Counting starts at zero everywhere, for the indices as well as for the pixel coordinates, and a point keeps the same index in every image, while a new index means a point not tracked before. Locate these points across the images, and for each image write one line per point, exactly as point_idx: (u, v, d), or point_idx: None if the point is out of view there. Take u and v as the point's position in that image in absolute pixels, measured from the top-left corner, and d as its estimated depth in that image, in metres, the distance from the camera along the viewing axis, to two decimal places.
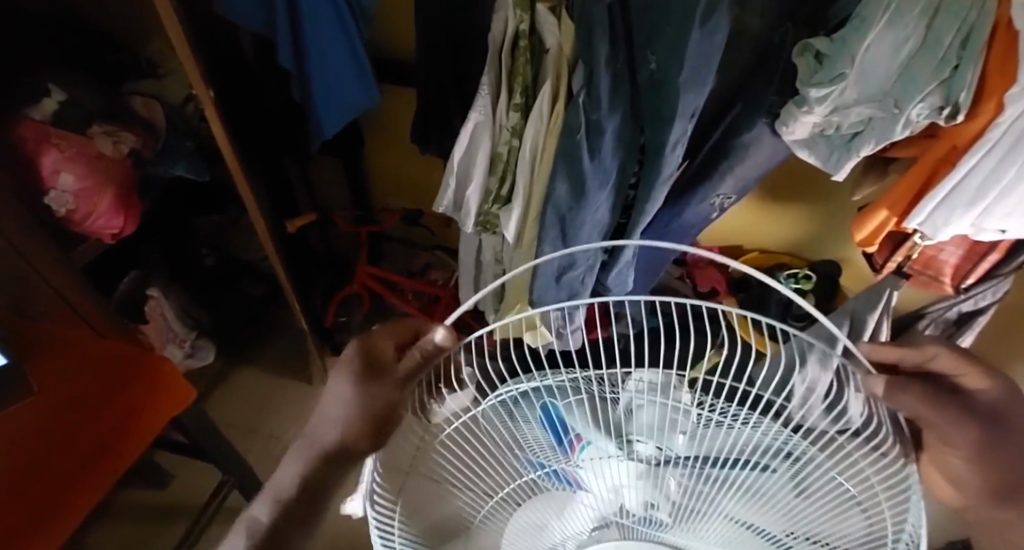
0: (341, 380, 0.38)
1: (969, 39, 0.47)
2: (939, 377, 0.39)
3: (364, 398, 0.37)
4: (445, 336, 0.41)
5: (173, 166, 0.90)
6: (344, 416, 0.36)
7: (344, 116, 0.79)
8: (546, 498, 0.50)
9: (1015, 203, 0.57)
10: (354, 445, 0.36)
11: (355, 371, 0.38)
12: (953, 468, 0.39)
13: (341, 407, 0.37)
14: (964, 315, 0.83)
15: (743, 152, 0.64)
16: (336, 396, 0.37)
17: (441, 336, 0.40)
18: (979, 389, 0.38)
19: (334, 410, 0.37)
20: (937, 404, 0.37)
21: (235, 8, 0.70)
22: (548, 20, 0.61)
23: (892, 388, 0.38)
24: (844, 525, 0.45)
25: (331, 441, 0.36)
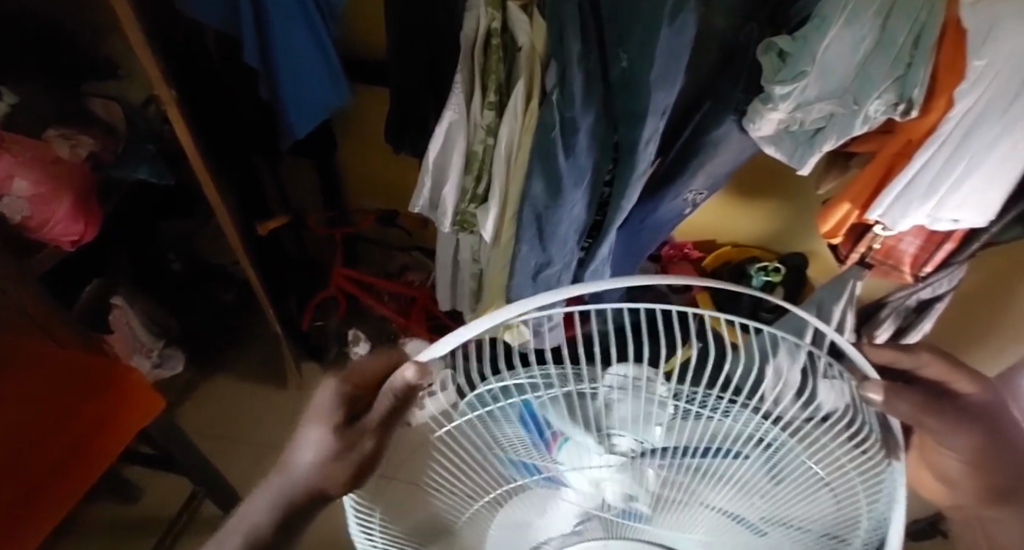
0: (310, 416, 0.32)
1: (921, 37, 0.50)
2: (929, 384, 0.35)
3: (335, 452, 0.31)
4: (417, 371, 0.29)
5: (135, 170, 0.86)
6: (312, 464, 0.31)
7: (314, 115, 0.78)
8: (529, 499, 0.52)
9: (966, 195, 0.61)
10: (323, 487, 0.31)
11: (326, 420, 0.31)
12: (943, 466, 0.38)
13: (306, 458, 0.31)
14: (924, 302, 0.88)
15: (712, 149, 0.65)
16: (304, 444, 0.31)
17: (411, 374, 0.29)
18: (974, 392, 0.34)
19: (303, 457, 0.31)
20: (939, 414, 0.32)
21: (198, 5, 0.68)
22: (520, 18, 0.61)
23: (886, 395, 0.32)
24: (814, 507, 0.48)
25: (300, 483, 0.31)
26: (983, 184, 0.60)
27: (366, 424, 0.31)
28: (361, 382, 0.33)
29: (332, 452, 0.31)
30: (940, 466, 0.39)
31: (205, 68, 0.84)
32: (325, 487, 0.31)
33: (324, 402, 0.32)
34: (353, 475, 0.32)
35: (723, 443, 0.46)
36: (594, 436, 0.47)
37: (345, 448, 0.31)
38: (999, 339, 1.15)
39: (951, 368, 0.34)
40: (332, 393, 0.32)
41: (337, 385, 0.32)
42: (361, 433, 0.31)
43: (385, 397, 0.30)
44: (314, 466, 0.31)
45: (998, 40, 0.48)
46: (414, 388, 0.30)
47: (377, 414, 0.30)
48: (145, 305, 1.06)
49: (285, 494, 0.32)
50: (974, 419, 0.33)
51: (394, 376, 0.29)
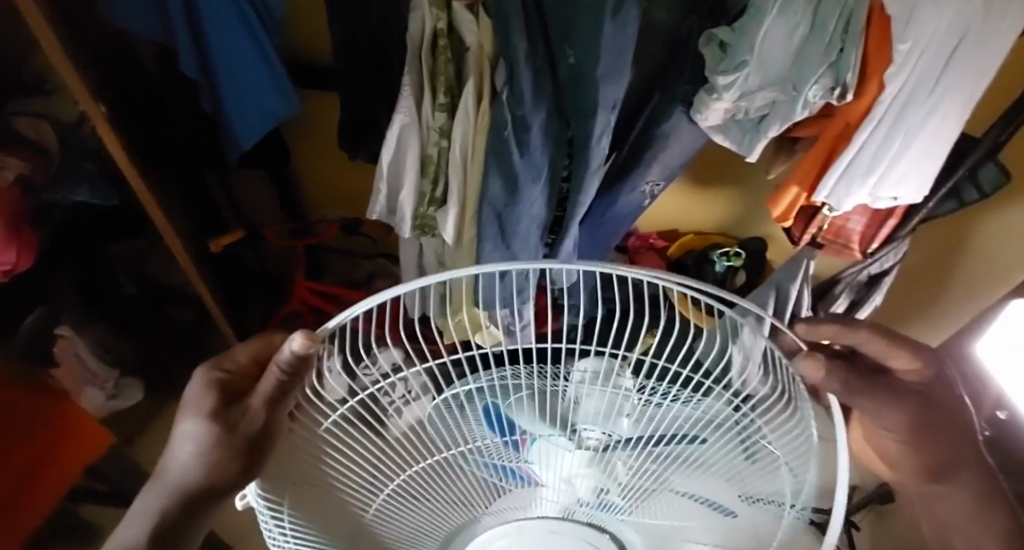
0: (186, 408, 0.33)
1: (851, 21, 0.52)
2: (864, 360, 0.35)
3: (217, 442, 0.32)
4: (304, 341, 0.30)
5: (72, 191, 0.82)
6: (195, 459, 0.32)
7: (262, 124, 0.75)
8: (511, 497, 0.50)
9: (903, 169, 0.64)
10: (216, 477, 0.33)
11: (200, 414, 0.33)
12: (884, 448, 0.37)
13: (189, 455, 0.33)
14: (875, 276, 0.91)
15: (664, 141, 0.67)
16: (182, 442, 0.33)
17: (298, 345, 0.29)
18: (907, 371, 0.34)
19: (184, 453, 0.33)
20: (870, 393, 0.33)
21: (123, 15, 0.65)
22: (466, 18, 0.61)
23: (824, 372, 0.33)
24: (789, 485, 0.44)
25: (187, 479, 0.33)
26: (916, 159, 0.63)
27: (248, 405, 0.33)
28: (238, 366, 0.36)
29: (211, 438, 0.32)
30: (880, 449, 0.37)
31: (144, 81, 0.82)
32: (218, 475, 0.33)
33: (194, 400, 0.33)
34: (237, 456, 0.33)
35: (687, 429, 0.47)
36: (565, 434, 0.48)
37: (219, 433, 0.32)
38: (943, 308, 1.20)
39: None
40: (202, 382, 0.34)
41: (211, 376, 0.34)
42: (242, 413, 0.33)
43: (271, 372, 0.31)
44: (199, 460, 0.33)
45: (921, 20, 0.50)
46: (303, 355, 0.31)
47: (260, 391, 0.33)
48: (98, 333, 1.01)
49: (166, 495, 0.33)
50: (901, 397, 0.34)
51: (283, 346, 0.30)
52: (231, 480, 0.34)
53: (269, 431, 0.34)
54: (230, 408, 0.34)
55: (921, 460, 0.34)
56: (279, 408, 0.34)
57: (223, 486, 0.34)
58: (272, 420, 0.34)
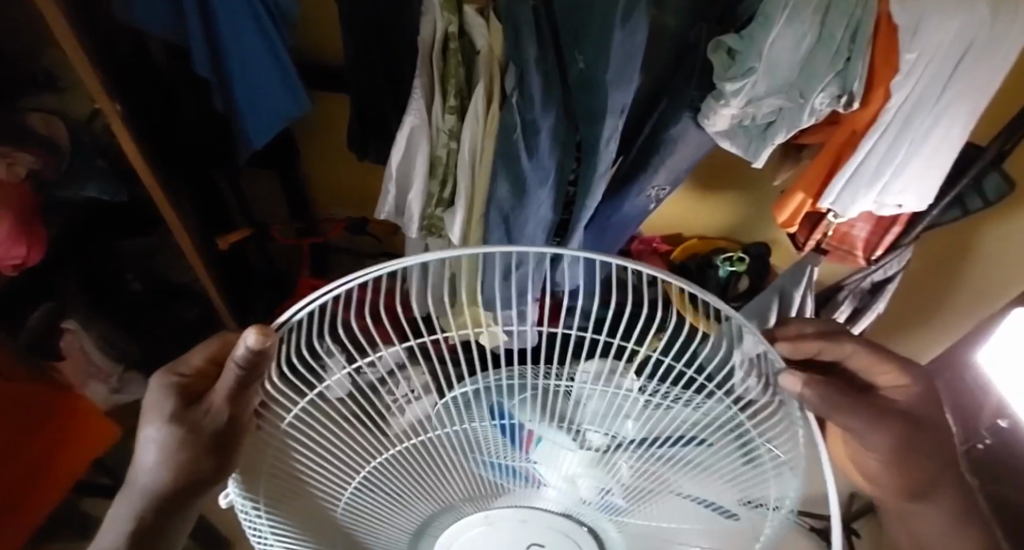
0: (146, 414, 0.33)
1: (857, 32, 0.53)
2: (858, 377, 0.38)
3: (176, 447, 0.32)
4: (259, 335, 0.26)
5: (83, 188, 0.84)
6: (159, 466, 0.32)
7: (272, 124, 0.76)
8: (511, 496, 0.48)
9: (908, 178, 0.65)
10: (185, 479, 0.33)
11: (163, 421, 0.32)
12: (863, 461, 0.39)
13: (152, 463, 0.32)
14: (877, 284, 0.92)
15: (672, 145, 0.67)
16: (146, 449, 0.32)
17: (253, 338, 0.26)
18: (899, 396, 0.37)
19: (150, 461, 0.32)
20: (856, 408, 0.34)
21: (139, 13, 0.66)
22: (477, 21, 0.63)
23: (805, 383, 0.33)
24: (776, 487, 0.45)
25: (152, 484, 0.33)
26: (921, 168, 0.64)
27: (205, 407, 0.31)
28: (195, 367, 0.35)
29: (174, 440, 0.32)
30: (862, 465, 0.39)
31: (152, 77, 0.82)
32: (185, 477, 0.33)
33: (163, 406, 0.33)
34: (206, 453, 0.32)
35: (690, 431, 0.45)
36: (568, 433, 0.45)
37: (179, 434, 0.32)
38: (947, 315, 1.20)
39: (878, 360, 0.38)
40: (161, 388, 0.34)
41: (171, 379, 0.34)
42: (203, 412, 0.32)
43: (228, 368, 0.28)
44: (161, 467, 0.32)
45: (927, 31, 0.52)
46: (262, 354, 0.27)
47: (218, 390, 0.30)
48: (106, 327, 0.99)
49: (142, 500, 0.33)
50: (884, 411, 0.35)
51: (238, 344, 0.27)
52: (202, 481, 0.33)
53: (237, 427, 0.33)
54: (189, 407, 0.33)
55: (902, 477, 0.35)
56: (240, 405, 0.31)
57: (203, 481, 0.33)
58: (234, 419, 0.32)
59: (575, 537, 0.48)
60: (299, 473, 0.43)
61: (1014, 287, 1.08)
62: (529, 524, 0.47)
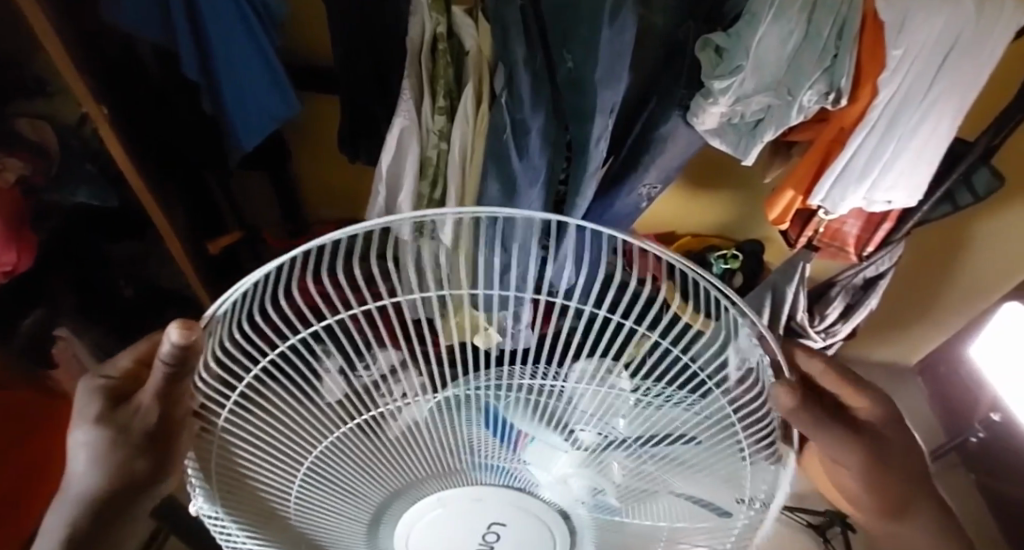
0: (76, 420, 0.27)
1: (843, 30, 0.53)
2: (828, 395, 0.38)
3: (107, 450, 0.26)
4: (182, 332, 0.25)
5: (73, 193, 0.84)
6: (90, 476, 0.27)
7: (264, 127, 0.75)
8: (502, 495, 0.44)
9: (897, 174, 0.65)
10: (121, 488, 0.28)
11: (86, 424, 0.27)
12: (843, 484, 0.39)
13: (80, 473, 0.27)
14: (869, 280, 0.92)
15: (661, 145, 0.66)
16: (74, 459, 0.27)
17: (177, 335, 0.24)
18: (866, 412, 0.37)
19: (77, 472, 0.27)
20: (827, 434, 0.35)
21: (126, 16, 0.66)
22: (466, 22, 0.63)
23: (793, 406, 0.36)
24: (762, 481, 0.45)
25: (84, 493, 0.27)
26: (910, 164, 0.64)
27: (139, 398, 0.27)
28: (123, 369, 0.30)
29: (103, 445, 0.26)
30: (840, 485, 0.40)
31: (141, 81, 0.82)
32: (119, 484, 0.27)
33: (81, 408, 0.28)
34: (140, 453, 0.27)
35: (680, 430, 0.44)
36: (558, 432, 0.44)
37: (105, 433, 0.26)
38: (935, 314, 1.23)
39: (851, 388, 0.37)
40: (88, 393, 0.28)
41: (97, 383, 0.29)
42: (132, 413, 0.27)
43: (153, 366, 0.26)
44: (92, 477, 0.27)
45: (912, 29, 0.52)
46: (186, 351, 0.26)
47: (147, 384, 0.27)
48: (100, 335, 0.98)
49: (71, 512, 0.27)
50: (857, 436, 0.36)
51: (163, 341, 0.25)
52: (131, 489, 0.28)
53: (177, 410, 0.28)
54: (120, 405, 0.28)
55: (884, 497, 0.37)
56: (176, 402, 0.28)
57: (137, 488, 0.28)
58: (172, 401, 0.28)
59: (544, 516, 0.45)
60: (242, 469, 0.40)
61: (1002, 286, 1.13)
62: (484, 502, 0.44)
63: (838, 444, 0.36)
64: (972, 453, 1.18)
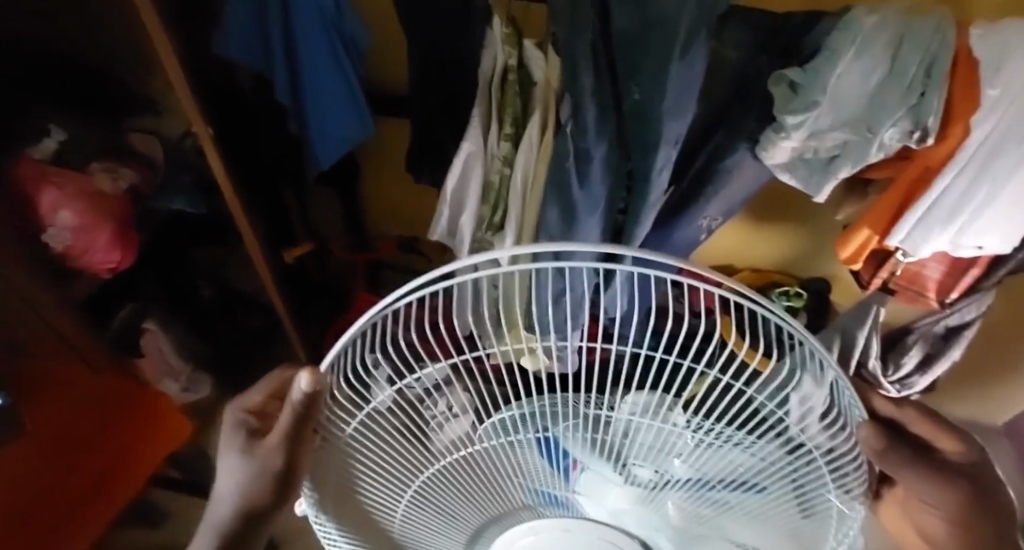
0: (227, 446, 0.39)
1: (932, 66, 0.50)
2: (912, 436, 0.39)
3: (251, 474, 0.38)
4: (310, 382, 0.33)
5: (172, 200, 0.88)
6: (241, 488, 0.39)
7: (339, 147, 0.79)
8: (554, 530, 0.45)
9: (988, 219, 0.60)
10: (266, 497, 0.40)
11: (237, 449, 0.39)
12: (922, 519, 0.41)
13: (231, 480, 0.39)
14: (952, 329, 0.87)
15: (725, 177, 0.66)
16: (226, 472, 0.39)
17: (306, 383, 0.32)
18: (955, 453, 0.37)
19: (230, 481, 0.40)
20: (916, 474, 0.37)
21: (229, 47, 0.72)
22: (536, 53, 0.65)
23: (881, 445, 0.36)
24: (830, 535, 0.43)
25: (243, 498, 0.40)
26: (1007, 208, 0.59)
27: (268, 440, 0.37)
28: (256, 403, 0.41)
29: (248, 469, 0.38)
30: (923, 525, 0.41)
31: (236, 103, 0.88)
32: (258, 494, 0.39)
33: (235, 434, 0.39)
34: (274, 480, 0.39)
35: (743, 476, 0.42)
36: (613, 466, 0.43)
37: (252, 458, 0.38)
38: (1021, 373, 1.13)
39: (935, 428, 0.38)
40: (235, 420, 0.40)
41: (241, 414, 0.40)
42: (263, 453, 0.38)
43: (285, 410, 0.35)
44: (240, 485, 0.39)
45: (1011, 67, 0.50)
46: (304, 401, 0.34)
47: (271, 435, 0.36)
48: (180, 331, 1.05)
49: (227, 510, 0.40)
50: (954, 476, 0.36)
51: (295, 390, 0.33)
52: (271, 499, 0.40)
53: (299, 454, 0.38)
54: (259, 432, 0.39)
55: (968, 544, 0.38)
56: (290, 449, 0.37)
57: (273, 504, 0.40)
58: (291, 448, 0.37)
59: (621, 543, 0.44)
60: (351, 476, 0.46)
61: None
62: (573, 534, 0.44)
63: (928, 485, 0.36)
64: None
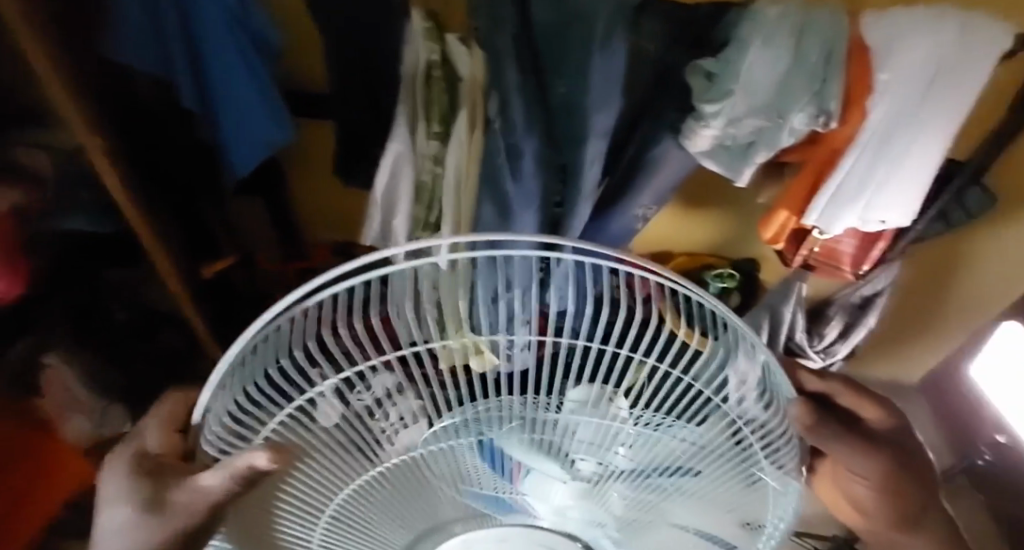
0: (117, 495, 0.38)
1: (831, 54, 0.54)
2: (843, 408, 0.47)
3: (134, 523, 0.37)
4: (270, 459, 0.33)
5: (70, 219, 0.85)
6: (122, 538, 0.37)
7: (260, 152, 0.75)
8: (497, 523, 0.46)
9: (889, 196, 0.65)
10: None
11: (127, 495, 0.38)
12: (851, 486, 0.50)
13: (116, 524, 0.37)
14: (866, 298, 0.93)
15: (655, 167, 0.68)
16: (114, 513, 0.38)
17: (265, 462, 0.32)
18: (873, 419, 0.47)
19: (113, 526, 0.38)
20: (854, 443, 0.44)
21: (121, 48, 0.66)
22: (459, 49, 0.63)
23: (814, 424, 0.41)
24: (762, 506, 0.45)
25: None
26: (902, 185, 0.64)
27: (172, 497, 0.36)
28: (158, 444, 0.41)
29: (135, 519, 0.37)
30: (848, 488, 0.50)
31: (132, 104, 0.81)
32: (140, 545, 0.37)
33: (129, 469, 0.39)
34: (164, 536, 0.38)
35: (682, 462, 0.43)
36: (556, 461, 0.43)
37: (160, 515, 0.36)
38: (929, 333, 1.24)
39: (856, 398, 0.47)
40: (131, 469, 0.39)
41: (140, 453, 0.40)
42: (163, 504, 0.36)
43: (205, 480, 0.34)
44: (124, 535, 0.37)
45: (897, 54, 0.54)
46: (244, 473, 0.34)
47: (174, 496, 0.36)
48: (89, 363, 0.95)
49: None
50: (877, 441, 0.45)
51: (238, 459, 0.33)
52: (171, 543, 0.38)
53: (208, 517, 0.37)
54: (164, 483, 0.37)
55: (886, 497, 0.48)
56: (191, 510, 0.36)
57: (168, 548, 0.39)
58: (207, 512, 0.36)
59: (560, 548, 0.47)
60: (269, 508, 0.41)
61: (993, 307, 1.14)
62: (507, 543, 0.46)
63: (859, 450, 0.44)
64: (981, 473, 1.17)
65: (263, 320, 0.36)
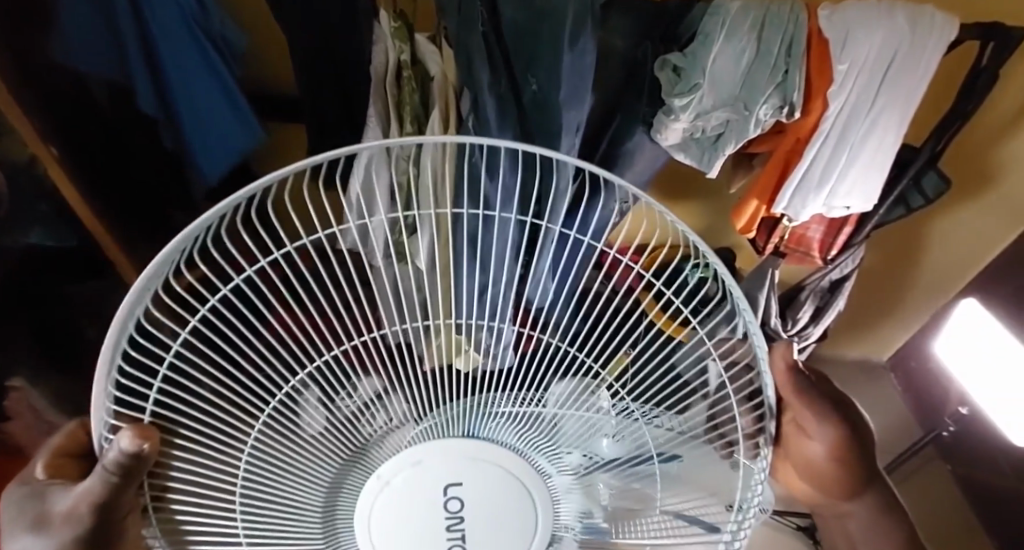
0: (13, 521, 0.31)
1: (792, 46, 0.56)
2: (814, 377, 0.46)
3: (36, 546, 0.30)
4: (135, 438, 0.27)
5: (27, 232, 0.83)
6: None
7: (225, 157, 0.73)
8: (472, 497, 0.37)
9: (851, 183, 0.68)
10: None
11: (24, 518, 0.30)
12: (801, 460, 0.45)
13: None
14: (834, 281, 0.95)
15: (630, 159, 0.68)
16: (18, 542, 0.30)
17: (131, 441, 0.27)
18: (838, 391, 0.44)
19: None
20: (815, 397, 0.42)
21: (80, 59, 0.65)
22: (429, 49, 0.65)
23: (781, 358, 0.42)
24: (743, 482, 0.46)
25: None
26: (862, 172, 0.67)
27: (59, 508, 0.30)
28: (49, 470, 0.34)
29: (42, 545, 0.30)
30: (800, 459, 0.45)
31: (95, 118, 0.81)
32: None
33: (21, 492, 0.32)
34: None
35: (662, 447, 0.44)
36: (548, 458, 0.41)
37: (48, 536, 0.30)
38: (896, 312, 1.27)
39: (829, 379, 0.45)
40: (22, 491, 0.32)
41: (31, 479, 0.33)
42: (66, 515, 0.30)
43: (98, 471, 0.28)
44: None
45: (854, 46, 0.56)
46: (130, 457, 0.28)
47: (73, 496, 0.30)
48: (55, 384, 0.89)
49: None
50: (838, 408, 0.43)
51: (112, 447, 0.28)
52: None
53: (106, 526, 0.30)
54: (53, 496, 0.31)
55: (833, 469, 0.44)
56: (104, 512, 0.29)
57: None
58: (103, 517, 0.30)
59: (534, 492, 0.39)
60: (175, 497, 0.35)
61: (950, 286, 1.19)
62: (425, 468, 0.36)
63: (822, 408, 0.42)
64: (947, 445, 1.21)
65: (179, 242, 0.29)
